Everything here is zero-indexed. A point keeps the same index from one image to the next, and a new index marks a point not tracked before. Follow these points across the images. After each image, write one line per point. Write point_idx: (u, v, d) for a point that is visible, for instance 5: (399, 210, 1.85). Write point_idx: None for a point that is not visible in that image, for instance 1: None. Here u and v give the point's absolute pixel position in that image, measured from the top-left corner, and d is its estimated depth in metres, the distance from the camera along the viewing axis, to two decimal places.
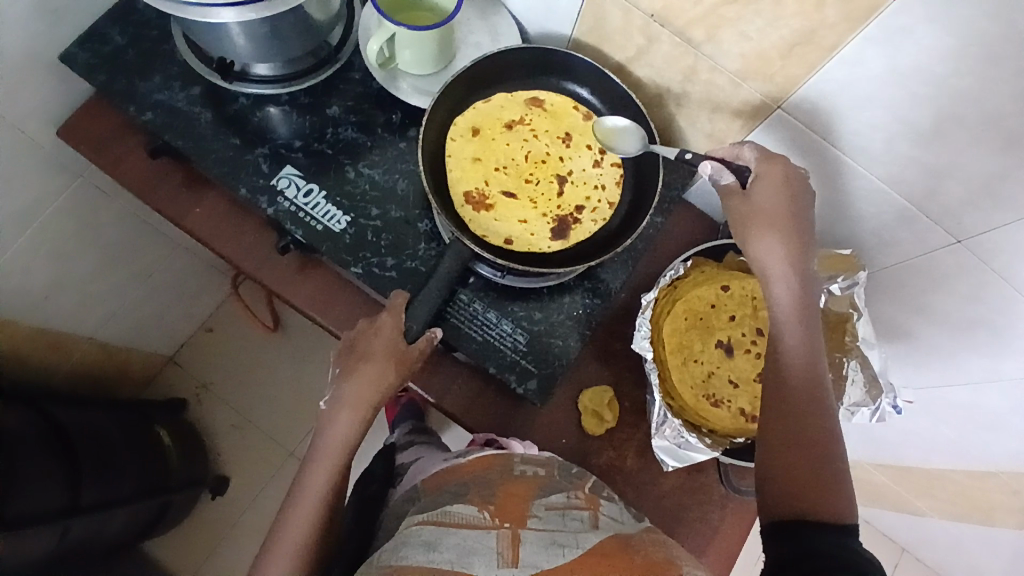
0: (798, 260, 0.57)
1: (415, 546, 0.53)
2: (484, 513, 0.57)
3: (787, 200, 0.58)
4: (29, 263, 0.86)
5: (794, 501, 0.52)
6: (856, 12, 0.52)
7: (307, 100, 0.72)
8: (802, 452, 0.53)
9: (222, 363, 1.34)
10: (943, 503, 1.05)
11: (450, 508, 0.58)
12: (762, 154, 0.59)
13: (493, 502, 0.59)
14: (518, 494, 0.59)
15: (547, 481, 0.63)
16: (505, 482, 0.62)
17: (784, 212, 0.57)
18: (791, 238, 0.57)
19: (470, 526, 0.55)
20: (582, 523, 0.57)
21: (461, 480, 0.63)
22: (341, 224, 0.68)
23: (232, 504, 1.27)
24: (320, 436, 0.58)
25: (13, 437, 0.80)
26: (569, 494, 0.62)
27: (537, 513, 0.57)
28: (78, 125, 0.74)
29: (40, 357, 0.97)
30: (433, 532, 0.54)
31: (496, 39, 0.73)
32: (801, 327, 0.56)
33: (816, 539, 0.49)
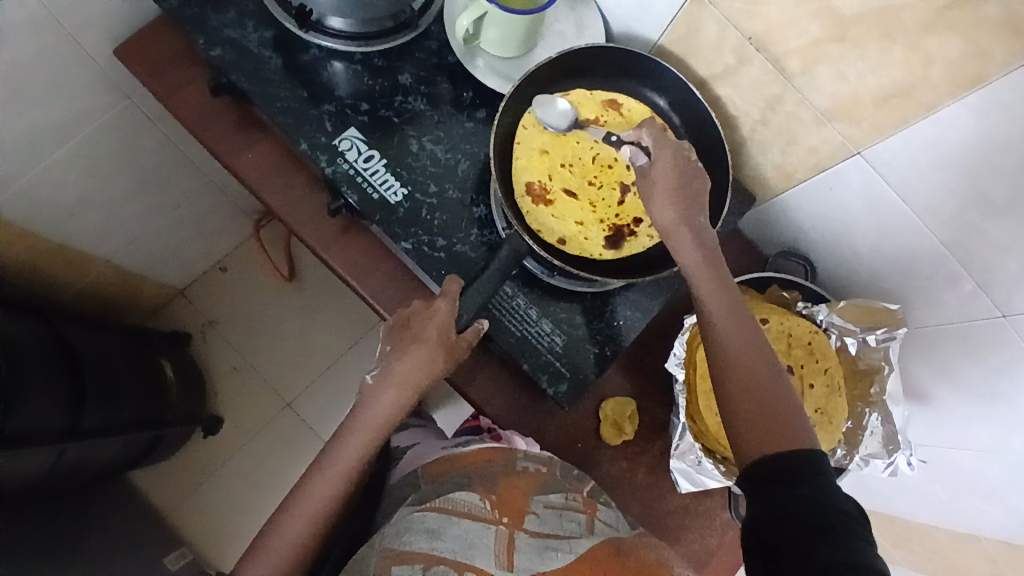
0: (698, 226, 0.59)
1: (419, 533, 0.61)
2: (484, 504, 0.66)
3: (680, 181, 0.60)
4: (62, 176, 0.84)
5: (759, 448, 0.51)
6: (962, 78, 0.52)
7: (380, 63, 0.70)
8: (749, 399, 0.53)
9: (230, 304, 1.33)
10: None
11: (452, 494, 0.66)
12: (655, 139, 0.61)
13: (494, 492, 0.67)
14: (518, 488, 0.68)
15: (548, 478, 0.68)
16: (507, 475, 0.69)
17: (676, 187, 0.59)
18: (684, 206, 0.59)
19: (472, 517, 0.64)
20: (578, 527, 0.66)
21: (462, 470, 0.70)
22: (397, 196, 0.67)
23: (221, 445, 1.27)
24: (361, 409, 0.61)
25: (25, 349, 0.79)
26: (569, 494, 0.68)
27: (534, 512, 0.66)
28: (140, 46, 0.72)
29: (55, 271, 0.95)
30: (436, 519, 0.63)
31: (581, 32, 0.72)
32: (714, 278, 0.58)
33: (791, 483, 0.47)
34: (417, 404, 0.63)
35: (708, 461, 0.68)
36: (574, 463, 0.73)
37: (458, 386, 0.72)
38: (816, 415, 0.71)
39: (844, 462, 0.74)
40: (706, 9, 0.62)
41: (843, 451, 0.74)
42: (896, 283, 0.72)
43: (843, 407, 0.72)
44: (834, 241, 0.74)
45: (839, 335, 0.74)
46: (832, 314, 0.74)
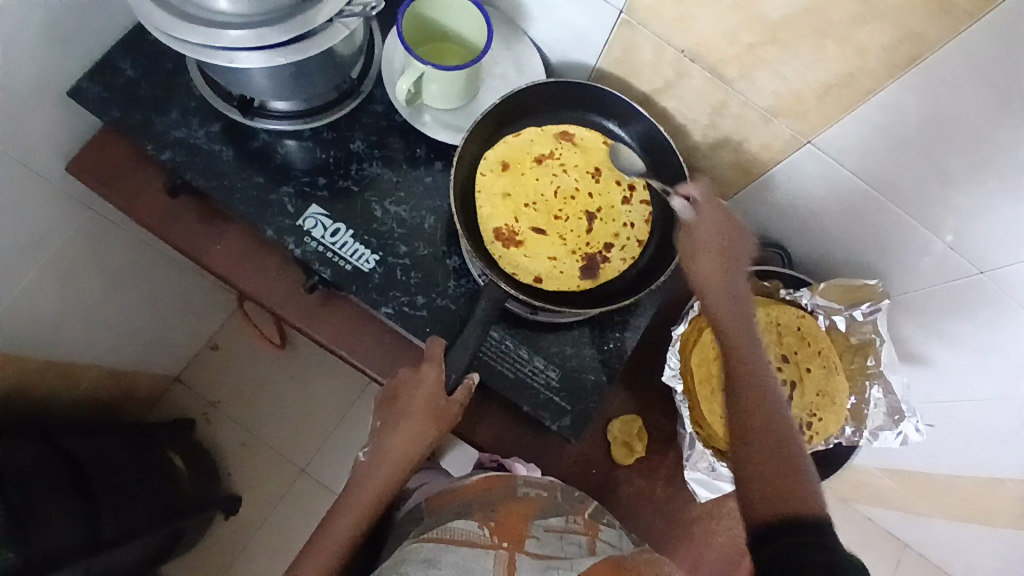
0: (729, 280, 0.58)
1: (414, 564, 0.50)
2: (484, 529, 0.53)
3: (721, 246, 0.59)
4: (38, 296, 0.84)
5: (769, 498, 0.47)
6: (895, 60, 0.53)
7: (330, 135, 0.71)
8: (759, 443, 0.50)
9: (228, 381, 1.33)
10: (945, 506, 1.06)
11: (452, 523, 0.54)
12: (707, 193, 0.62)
13: (493, 518, 0.55)
14: (518, 512, 0.56)
15: (549, 502, 0.59)
16: (507, 503, 0.57)
17: (715, 246, 0.59)
18: (725, 265, 0.59)
19: (470, 544, 0.51)
20: (579, 549, 0.54)
21: (462, 501, 0.57)
22: (369, 263, 0.68)
23: (244, 522, 1.26)
24: (355, 484, 0.60)
25: (30, 474, 0.77)
26: (568, 518, 0.58)
27: (535, 535, 0.54)
28: (89, 160, 0.72)
29: (49, 387, 0.94)
30: (433, 548, 0.51)
31: (521, 70, 0.73)
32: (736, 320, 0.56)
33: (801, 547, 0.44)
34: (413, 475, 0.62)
35: (722, 467, 0.69)
36: (591, 490, 0.73)
37: (464, 436, 0.72)
38: (818, 397, 0.72)
39: (855, 439, 0.74)
40: (637, 31, 0.63)
41: (852, 428, 0.74)
42: (871, 257, 0.73)
43: (844, 385, 0.73)
44: (804, 227, 0.75)
45: (827, 315, 0.75)
46: (815, 295, 0.75)
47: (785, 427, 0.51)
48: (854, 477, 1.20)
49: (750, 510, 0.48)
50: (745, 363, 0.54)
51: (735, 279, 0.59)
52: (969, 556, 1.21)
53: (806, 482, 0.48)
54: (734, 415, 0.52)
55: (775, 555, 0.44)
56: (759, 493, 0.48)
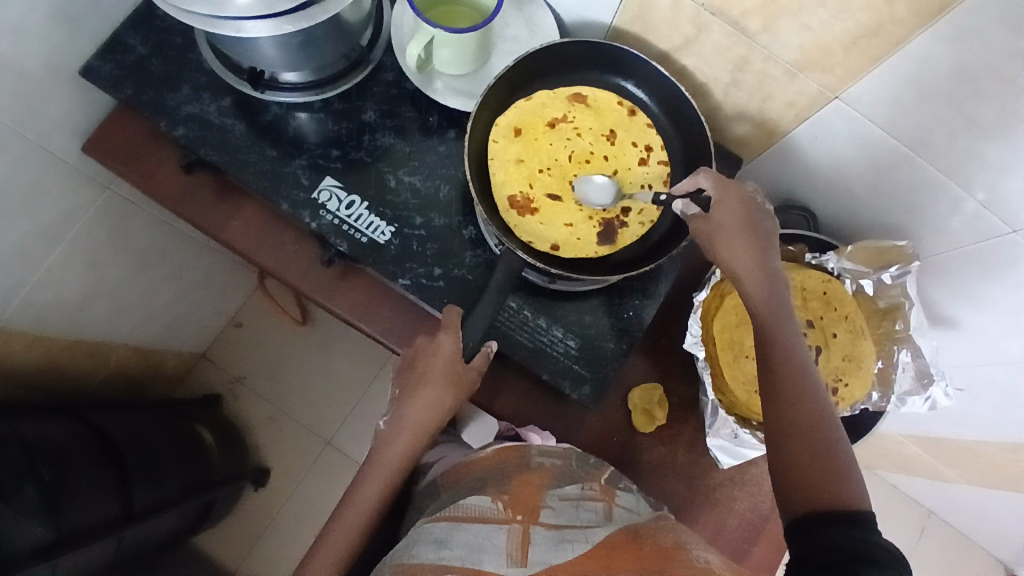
0: (762, 260, 0.57)
1: (426, 544, 0.51)
2: (496, 504, 0.53)
3: (745, 224, 0.58)
4: (63, 277, 0.85)
5: (803, 494, 0.49)
6: (925, 8, 0.50)
7: (341, 106, 0.70)
8: (796, 442, 0.51)
9: (253, 357, 1.35)
10: (972, 473, 1.05)
11: (464, 500, 0.54)
12: (716, 180, 0.58)
13: (506, 492, 0.55)
14: (532, 483, 0.56)
15: (563, 470, 0.59)
16: (521, 474, 0.57)
17: (740, 227, 0.57)
18: (755, 247, 0.57)
19: (483, 520, 0.51)
20: (596, 515, 0.53)
21: (477, 475, 0.58)
22: (385, 235, 0.67)
23: (272, 494, 1.30)
24: (376, 453, 0.61)
25: (60, 451, 0.80)
26: (583, 486, 0.58)
27: (550, 505, 0.53)
28: (104, 138, 0.72)
29: (78, 365, 0.96)
30: (445, 528, 0.51)
31: (533, 31, 0.72)
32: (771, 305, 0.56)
33: (828, 533, 0.46)
34: (433, 442, 0.63)
35: (745, 432, 0.68)
36: (611, 458, 0.73)
37: (485, 405, 0.72)
38: (844, 362, 0.70)
39: (882, 405, 0.72)
40: None
41: (878, 394, 0.72)
42: (900, 217, 0.70)
43: (871, 348, 0.71)
44: (829, 187, 0.73)
45: (854, 279, 0.73)
46: (843, 259, 0.73)
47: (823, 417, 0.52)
48: (878, 444, 1.19)
49: (792, 504, 0.50)
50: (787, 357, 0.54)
51: (769, 259, 0.57)
52: (995, 522, 1.19)
53: (843, 473, 0.49)
54: (771, 408, 0.53)
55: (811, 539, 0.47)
56: (794, 482, 0.50)
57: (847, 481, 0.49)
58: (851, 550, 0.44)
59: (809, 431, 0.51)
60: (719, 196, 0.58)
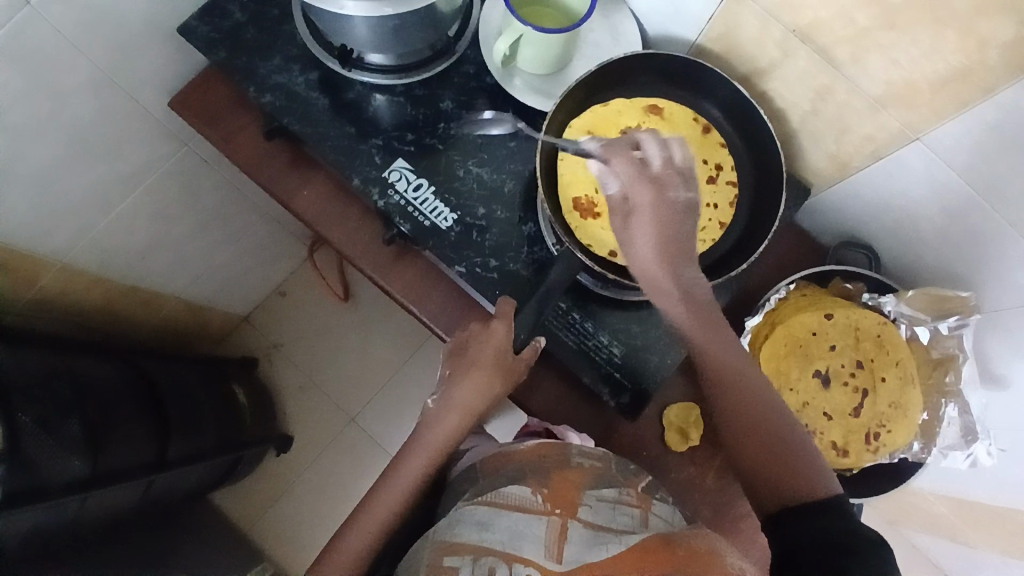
0: (665, 252, 0.56)
1: (468, 525, 0.52)
2: (537, 496, 0.54)
3: (657, 218, 0.56)
4: (132, 224, 0.89)
5: (779, 496, 0.54)
6: (1019, 60, 0.49)
7: (420, 92, 0.72)
8: (757, 443, 0.56)
9: (292, 327, 1.39)
10: (1003, 544, 1.01)
11: (505, 488, 0.55)
12: (636, 176, 0.56)
13: (546, 485, 0.56)
14: (571, 480, 0.57)
15: (603, 472, 0.59)
16: (561, 470, 0.58)
17: (679, 224, 0.56)
18: (661, 237, 0.56)
19: (523, 509, 0.53)
20: (631, 521, 0.54)
21: (516, 465, 0.59)
22: (448, 222, 0.69)
23: (292, 462, 1.33)
24: (423, 430, 0.63)
25: (105, 391, 0.84)
26: (621, 490, 0.58)
27: (588, 503, 0.54)
28: (193, 97, 0.76)
29: (131, 310, 1.01)
30: (486, 512, 0.53)
31: (617, 39, 0.72)
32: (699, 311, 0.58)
33: (803, 527, 0.51)
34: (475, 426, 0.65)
35: None
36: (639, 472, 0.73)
37: (521, 402, 0.73)
38: (890, 408, 0.69)
39: (922, 456, 0.71)
40: (745, 5, 0.61)
41: (920, 445, 0.71)
42: (966, 268, 0.69)
43: (919, 398, 0.69)
44: (898, 228, 0.72)
45: (909, 325, 0.71)
46: (901, 303, 0.71)
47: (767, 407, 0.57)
48: (905, 501, 1.15)
49: (764, 502, 0.55)
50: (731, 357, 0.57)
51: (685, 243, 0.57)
52: None
53: (805, 466, 0.54)
54: (727, 422, 0.58)
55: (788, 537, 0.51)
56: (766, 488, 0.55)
57: (808, 473, 0.54)
58: (835, 544, 0.48)
59: (764, 430, 0.56)
60: (626, 189, 0.57)
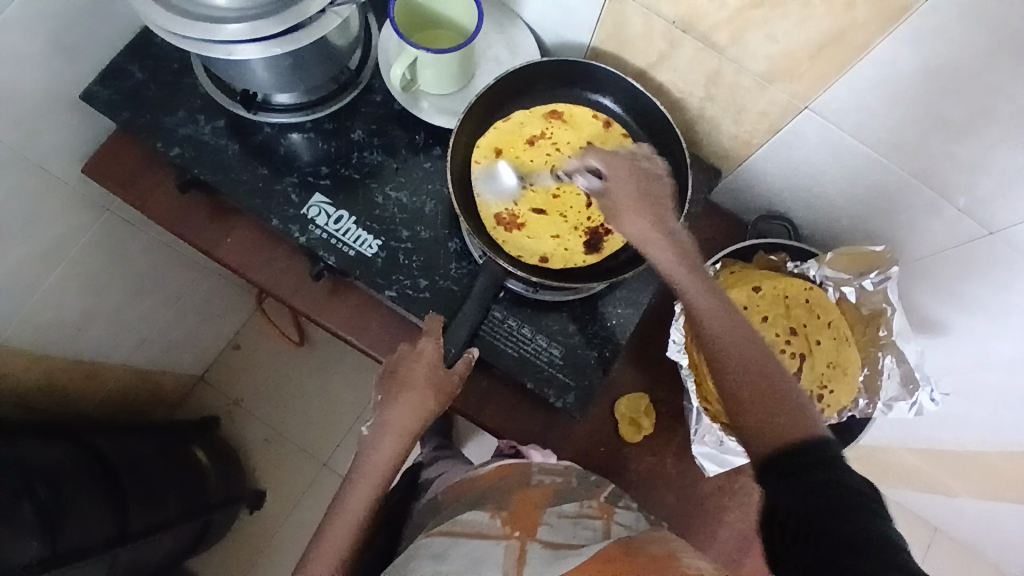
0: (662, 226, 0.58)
1: (424, 558, 0.52)
2: (494, 520, 0.54)
3: (636, 188, 0.58)
4: (63, 298, 0.87)
5: (777, 438, 0.50)
6: (887, 11, 0.51)
7: (331, 125, 0.73)
8: (751, 385, 0.52)
9: (251, 380, 1.36)
10: (974, 483, 1.04)
11: (463, 515, 0.56)
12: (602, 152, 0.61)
13: (506, 508, 0.56)
14: (532, 500, 0.57)
15: (563, 487, 0.60)
16: (522, 490, 0.58)
17: (634, 193, 0.58)
18: (649, 217, 0.58)
19: (480, 536, 0.53)
20: (594, 533, 0.54)
21: (477, 490, 0.60)
22: (372, 248, 0.69)
23: (270, 517, 1.29)
24: (361, 460, 0.61)
25: (56, 469, 0.80)
26: (582, 503, 0.58)
27: (548, 522, 0.54)
28: (104, 162, 0.75)
29: (75, 386, 0.98)
30: (442, 542, 0.53)
31: (514, 51, 0.75)
32: (687, 268, 0.57)
33: (809, 483, 0.47)
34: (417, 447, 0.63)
35: (730, 440, 0.68)
36: (600, 469, 0.73)
37: (472, 417, 0.73)
38: (829, 368, 0.71)
39: (869, 411, 0.73)
40: (626, 3, 0.64)
41: (866, 400, 0.73)
42: (877, 224, 0.72)
43: (856, 355, 0.72)
44: (808, 196, 0.75)
45: (836, 286, 0.74)
46: (823, 267, 0.73)
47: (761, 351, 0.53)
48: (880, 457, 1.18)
49: (751, 443, 0.52)
50: (704, 309, 0.55)
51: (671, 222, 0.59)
52: (1004, 536, 1.17)
53: (801, 411, 0.51)
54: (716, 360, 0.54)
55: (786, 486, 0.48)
56: (761, 431, 0.51)
57: (805, 414, 0.51)
58: (829, 506, 0.45)
59: (753, 367, 0.53)
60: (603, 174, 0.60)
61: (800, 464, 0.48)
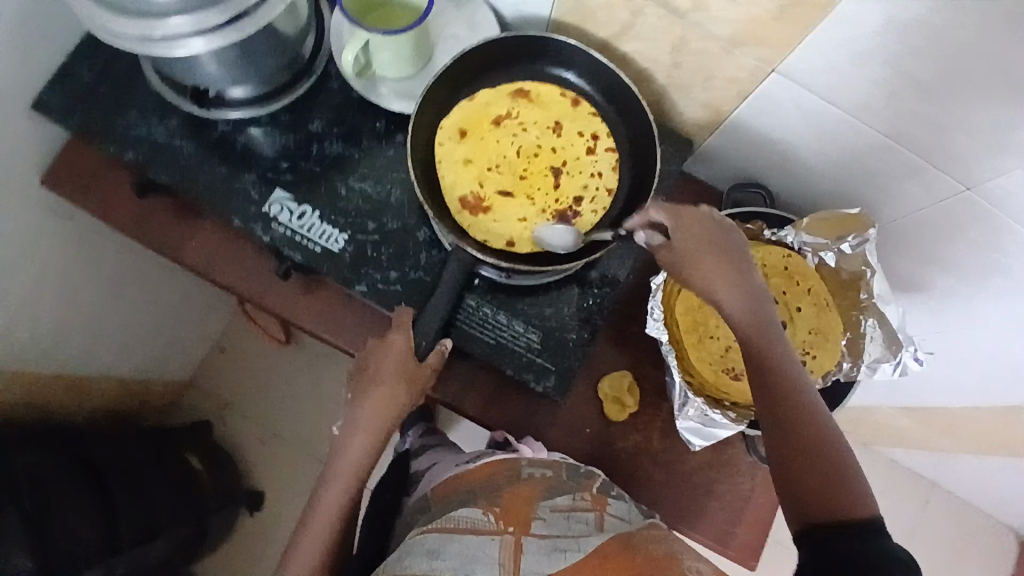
0: (733, 281, 0.54)
1: (419, 555, 0.52)
2: (489, 516, 0.55)
3: (709, 234, 0.55)
4: (35, 310, 0.85)
5: (821, 517, 0.48)
6: None
7: (289, 117, 0.71)
8: (797, 449, 0.50)
9: (240, 381, 1.35)
10: (964, 439, 1.04)
11: (457, 511, 0.56)
12: (669, 211, 0.56)
13: (499, 504, 0.56)
14: (523, 496, 0.57)
15: (554, 482, 0.59)
16: (513, 487, 0.58)
17: (706, 244, 0.54)
18: (727, 269, 0.54)
19: (475, 532, 0.54)
20: (588, 527, 0.55)
21: (466, 489, 0.59)
22: (339, 243, 0.67)
23: (269, 516, 1.29)
24: (335, 459, 0.61)
25: (40, 483, 0.79)
26: (575, 495, 0.59)
27: (542, 517, 0.55)
28: (63, 172, 0.74)
29: (59, 398, 0.97)
30: (437, 539, 0.53)
31: (474, 29, 0.72)
32: (751, 317, 0.53)
33: (851, 554, 0.46)
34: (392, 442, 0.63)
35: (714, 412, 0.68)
36: (585, 450, 0.73)
37: (453, 406, 0.72)
38: (811, 335, 0.70)
39: (853, 373, 0.72)
40: None
41: (849, 363, 0.72)
42: (853, 187, 0.71)
43: (837, 319, 0.71)
44: (782, 161, 0.73)
45: (815, 252, 0.73)
46: (801, 232, 0.72)
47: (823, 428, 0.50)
48: (871, 419, 1.18)
49: (792, 513, 0.49)
50: (776, 378, 0.52)
51: (750, 278, 0.55)
52: (997, 489, 1.18)
53: (853, 488, 0.48)
54: (768, 429, 0.52)
55: (828, 566, 0.46)
56: (802, 501, 0.49)
57: (856, 488, 0.48)
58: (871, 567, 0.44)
59: (807, 438, 0.50)
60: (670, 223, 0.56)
61: (849, 535, 0.47)
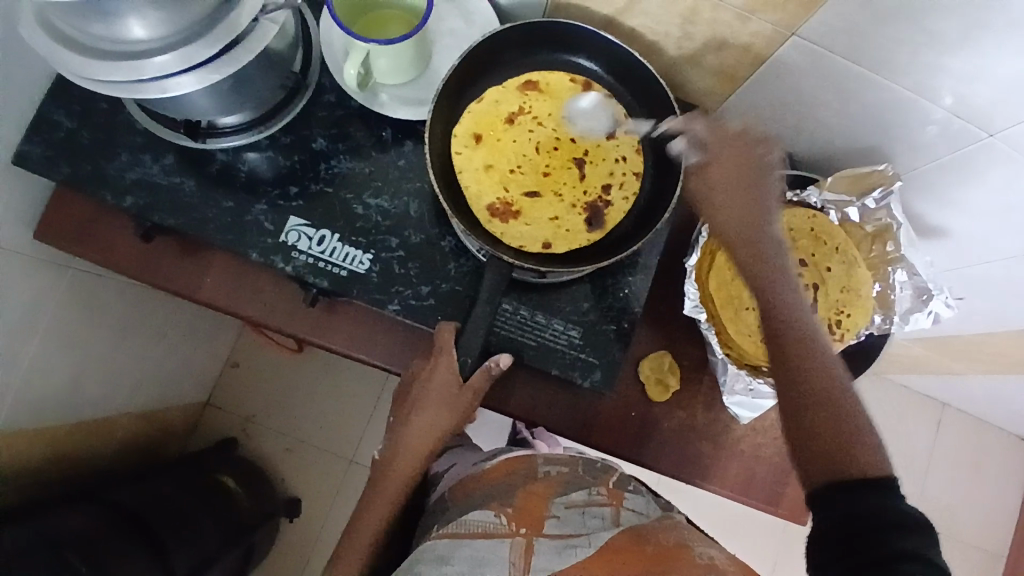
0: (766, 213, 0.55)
1: (430, 562, 0.52)
2: (501, 518, 0.54)
3: (744, 167, 0.55)
4: (49, 365, 0.82)
5: (830, 464, 0.49)
6: None
7: (288, 138, 0.67)
8: (816, 407, 0.50)
9: (258, 394, 1.34)
10: (979, 362, 1.07)
11: (469, 514, 0.55)
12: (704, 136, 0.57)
13: (511, 504, 0.56)
14: (537, 494, 0.56)
15: (570, 477, 0.59)
16: (527, 486, 0.58)
17: (741, 186, 0.55)
18: (756, 200, 0.55)
19: (487, 535, 0.53)
20: (603, 522, 0.53)
21: (485, 489, 0.58)
22: (364, 264, 0.65)
23: (308, 522, 1.30)
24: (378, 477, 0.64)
25: (87, 536, 0.79)
26: (591, 489, 0.57)
27: (556, 515, 0.54)
28: (55, 219, 0.69)
29: (84, 445, 0.95)
30: (448, 544, 0.53)
31: (470, 20, 0.69)
32: (777, 255, 0.54)
33: (862, 499, 0.46)
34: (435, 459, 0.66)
35: (760, 383, 0.69)
36: (633, 434, 0.73)
37: (499, 409, 0.71)
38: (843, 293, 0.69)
39: (886, 327, 0.72)
40: None
41: (881, 316, 0.72)
42: (874, 141, 0.70)
43: (868, 275, 0.70)
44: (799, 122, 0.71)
45: (839, 210, 0.72)
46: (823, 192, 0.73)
47: (842, 393, 0.50)
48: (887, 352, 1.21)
49: (805, 471, 0.50)
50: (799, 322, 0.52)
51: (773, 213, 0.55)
52: (1008, 402, 1.23)
53: (859, 436, 0.48)
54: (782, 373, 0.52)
55: (843, 517, 0.47)
56: (811, 458, 0.50)
57: (865, 441, 0.48)
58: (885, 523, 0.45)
59: (826, 384, 0.50)
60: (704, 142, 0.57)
61: (864, 488, 0.47)
